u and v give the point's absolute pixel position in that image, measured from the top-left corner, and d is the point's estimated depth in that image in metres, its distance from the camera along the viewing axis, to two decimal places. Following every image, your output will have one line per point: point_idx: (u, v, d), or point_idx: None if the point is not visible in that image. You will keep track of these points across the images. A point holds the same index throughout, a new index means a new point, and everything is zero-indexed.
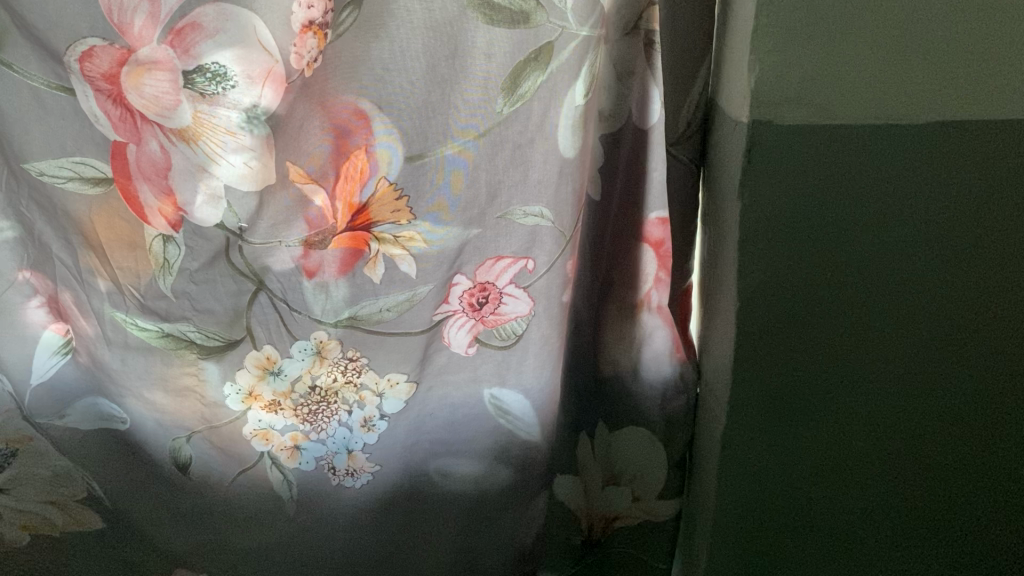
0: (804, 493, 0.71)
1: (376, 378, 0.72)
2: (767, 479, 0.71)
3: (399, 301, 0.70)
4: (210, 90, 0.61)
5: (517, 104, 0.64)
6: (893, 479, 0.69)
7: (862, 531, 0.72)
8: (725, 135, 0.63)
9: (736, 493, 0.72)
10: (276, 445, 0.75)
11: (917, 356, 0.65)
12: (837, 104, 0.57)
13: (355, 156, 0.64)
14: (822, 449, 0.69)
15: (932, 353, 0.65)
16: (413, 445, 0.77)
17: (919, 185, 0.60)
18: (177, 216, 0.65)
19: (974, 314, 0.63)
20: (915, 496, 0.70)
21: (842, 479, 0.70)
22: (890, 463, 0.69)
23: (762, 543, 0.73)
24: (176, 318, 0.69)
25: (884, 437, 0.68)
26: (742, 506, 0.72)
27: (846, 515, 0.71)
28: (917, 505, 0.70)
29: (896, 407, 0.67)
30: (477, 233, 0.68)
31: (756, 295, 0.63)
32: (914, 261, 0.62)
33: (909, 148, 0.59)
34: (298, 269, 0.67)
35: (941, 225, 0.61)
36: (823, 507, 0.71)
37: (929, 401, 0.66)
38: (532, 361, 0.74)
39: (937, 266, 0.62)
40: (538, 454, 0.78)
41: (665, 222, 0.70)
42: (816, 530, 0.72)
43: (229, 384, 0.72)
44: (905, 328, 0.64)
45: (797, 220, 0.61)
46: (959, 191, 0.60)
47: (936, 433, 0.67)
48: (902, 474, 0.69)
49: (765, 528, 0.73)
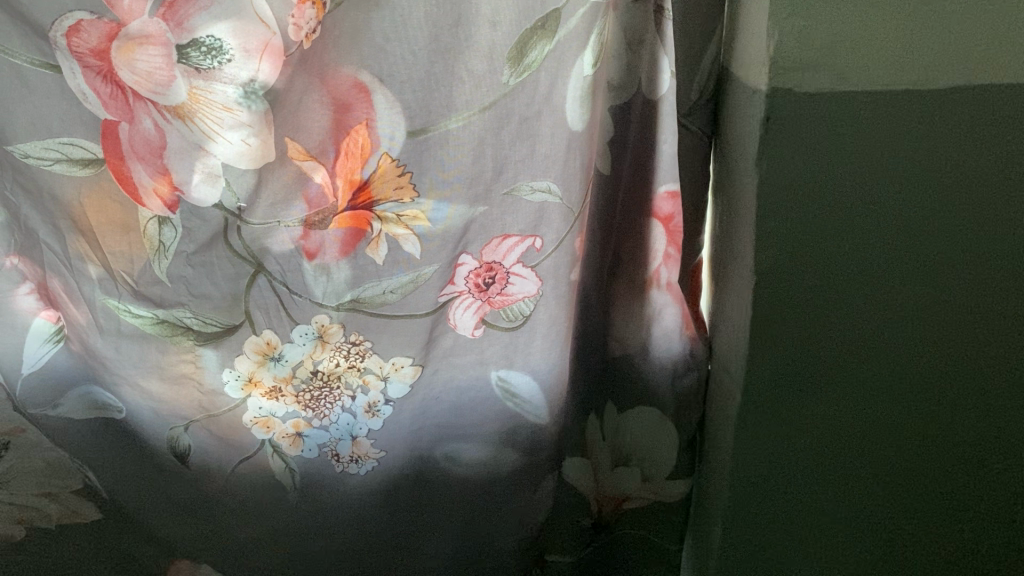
0: (817, 484, 0.70)
1: (379, 362, 0.69)
2: (773, 458, 0.69)
3: (404, 282, 0.67)
4: (206, 65, 0.58)
5: (524, 75, 0.61)
6: (904, 473, 0.69)
7: (863, 523, 0.72)
8: (742, 105, 0.61)
9: (745, 472, 0.70)
10: (277, 433, 0.72)
11: (937, 348, 0.64)
12: (858, 69, 0.55)
13: (356, 131, 0.61)
14: (838, 439, 0.68)
15: (939, 329, 0.63)
16: (419, 430, 0.74)
17: (941, 167, 0.58)
18: (172, 197, 0.62)
19: (982, 290, 0.62)
20: (921, 491, 0.70)
21: (848, 469, 0.69)
22: (903, 456, 0.68)
23: (766, 521, 0.72)
24: (172, 303, 0.66)
25: (899, 429, 0.67)
26: (750, 485, 0.71)
27: (847, 502, 0.71)
28: (924, 500, 0.70)
29: (913, 399, 0.66)
30: (483, 211, 0.66)
31: (773, 274, 0.62)
32: (934, 248, 0.60)
33: (923, 116, 0.57)
34: (298, 250, 0.65)
35: (951, 200, 0.59)
36: (826, 484, 0.70)
37: (935, 382, 0.65)
38: (540, 342, 0.72)
39: (944, 242, 0.60)
40: (546, 437, 0.76)
41: (675, 196, 0.68)
42: (826, 522, 0.72)
43: (228, 370, 0.69)
44: (923, 316, 0.63)
45: (816, 197, 0.59)
46: (970, 161, 0.58)
47: (950, 427, 0.67)
48: (916, 469, 0.69)
49: (770, 506, 0.72)
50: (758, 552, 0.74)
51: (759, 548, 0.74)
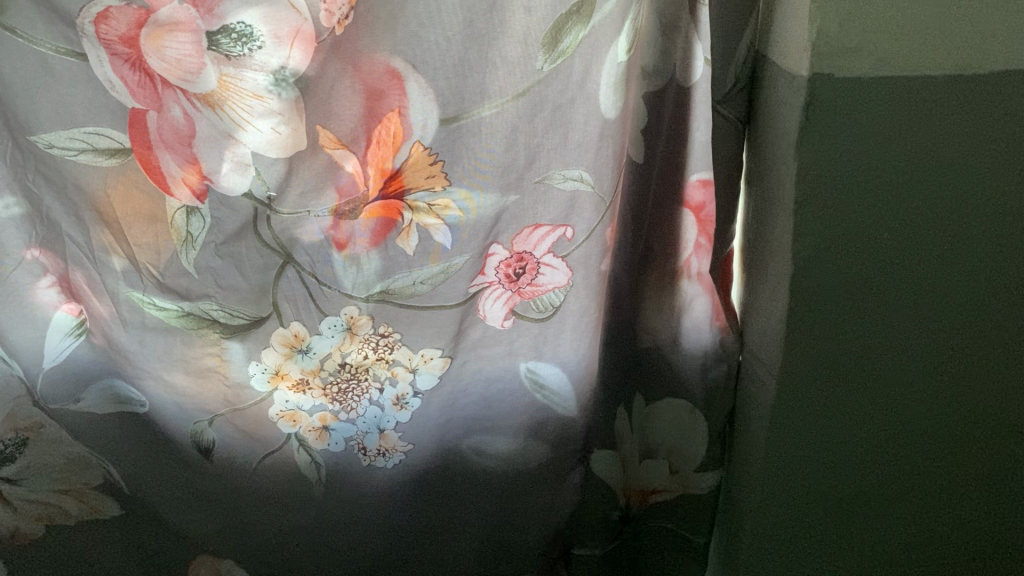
0: (839, 480, 0.70)
1: (408, 354, 0.68)
2: (798, 452, 0.69)
3: (434, 273, 0.65)
4: (236, 52, 0.57)
5: (558, 61, 0.60)
6: (931, 473, 0.69)
7: (883, 519, 0.71)
8: (781, 91, 0.60)
9: (771, 465, 0.70)
10: (303, 426, 0.71)
11: (972, 346, 0.63)
12: (904, 54, 0.54)
13: (388, 119, 0.60)
14: (862, 433, 0.67)
15: (968, 324, 0.62)
16: (446, 423, 0.73)
17: (978, 161, 0.57)
18: (201, 186, 0.61)
19: (1014, 285, 0.61)
20: (940, 487, 0.69)
21: (870, 465, 0.69)
22: (930, 455, 0.68)
23: (788, 517, 0.72)
24: (198, 296, 0.65)
25: (924, 425, 0.67)
26: (775, 479, 0.70)
27: (867, 498, 0.70)
28: (948, 501, 0.70)
29: (946, 397, 0.65)
30: (515, 200, 0.64)
31: (811, 264, 0.61)
32: (967, 244, 0.60)
33: (962, 106, 0.56)
34: (327, 241, 0.63)
35: (985, 193, 0.58)
36: (848, 479, 0.69)
37: (963, 377, 0.64)
38: (570, 333, 0.71)
39: (976, 237, 0.59)
40: (574, 428, 0.76)
41: (707, 184, 0.67)
42: (853, 520, 0.71)
43: (254, 363, 0.68)
44: (957, 315, 0.62)
45: (858, 187, 0.58)
46: (1006, 154, 0.57)
47: (975, 424, 0.66)
48: (944, 469, 0.68)
49: (792, 502, 0.71)
50: (779, 548, 0.73)
51: (780, 544, 0.73)
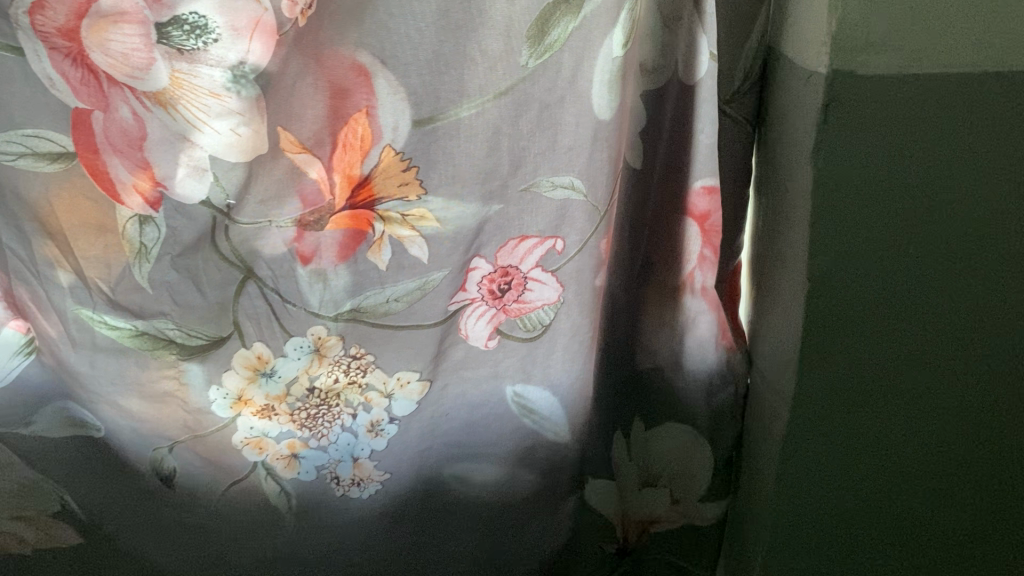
0: (853, 515, 0.63)
1: (382, 378, 0.62)
2: (808, 483, 0.62)
3: (409, 290, 0.59)
4: (189, 46, 0.51)
5: (545, 56, 0.54)
6: (954, 509, 0.62)
7: (899, 557, 0.65)
8: (794, 89, 0.54)
9: (779, 497, 0.63)
10: (271, 454, 0.65)
11: (1007, 377, 0.57)
12: (934, 49, 0.48)
13: (354, 120, 0.54)
14: (879, 465, 0.61)
15: (998, 347, 0.56)
16: (427, 449, 0.67)
17: (1014, 168, 0.51)
18: (154, 194, 0.56)
19: None
20: (963, 525, 0.63)
21: (887, 499, 0.62)
22: (953, 489, 0.61)
23: (796, 553, 0.65)
24: (152, 313, 0.60)
25: (948, 457, 0.60)
26: (783, 512, 0.64)
27: (883, 534, 0.64)
28: (972, 540, 0.63)
29: (977, 430, 0.59)
30: (498, 209, 0.58)
31: (828, 283, 0.55)
32: (998, 259, 0.53)
33: (996, 106, 0.49)
34: (292, 253, 0.57)
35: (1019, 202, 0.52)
36: (863, 514, 0.63)
37: (991, 405, 0.58)
38: (561, 353, 0.65)
39: (1008, 252, 0.53)
40: (566, 456, 0.70)
41: (712, 192, 0.60)
42: (869, 558, 0.65)
43: (215, 388, 0.63)
44: (986, 338, 0.56)
45: (882, 198, 0.52)
46: None
47: (1004, 456, 0.60)
48: (972, 508, 0.62)
49: (801, 536, 0.65)
50: None
51: None
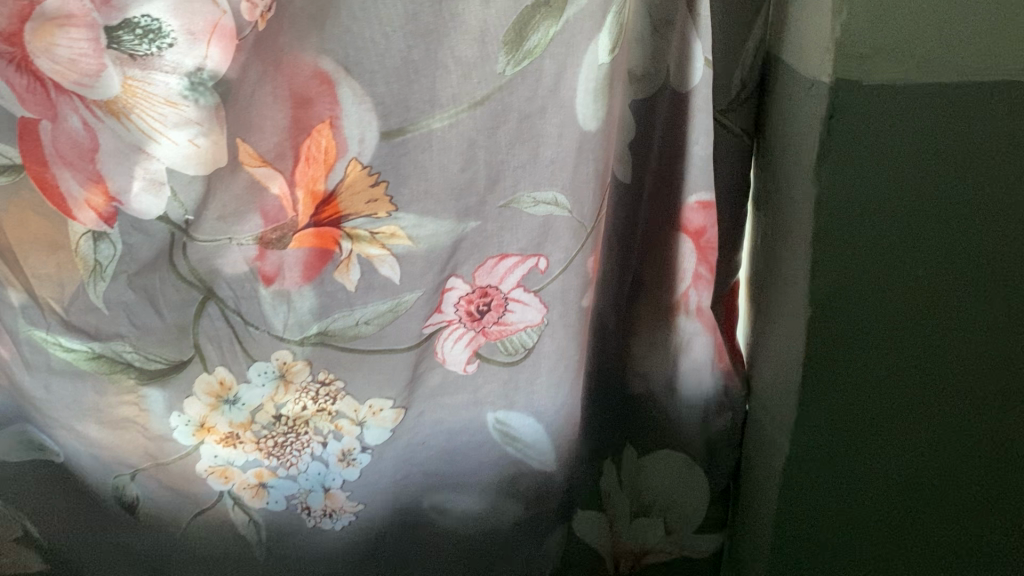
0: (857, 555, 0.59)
1: (353, 405, 0.58)
2: (809, 520, 0.58)
3: (381, 312, 0.55)
4: (142, 51, 0.48)
5: (524, 63, 0.50)
6: (966, 550, 0.58)
7: None
8: (795, 98, 0.49)
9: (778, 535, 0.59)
10: (237, 483, 0.62)
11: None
12: (945, 55, 0.43)
13: (317, 131, 0.50)
14: (885, 502, 0.56)
15: (1012, 376, 0.52)
16: (403, 479, 0.63)
17: None
18: (109, 209, 0.52)
19: None
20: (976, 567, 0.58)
21: (894, 539, 0.58)
22: (965, 529, 0.57)
23: None
24: (108, 335, 0.56)
25: (959, 494, 0.56)
26: (781, 551, 0.60)
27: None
28: None
29: (992, 468, 0.55)
30: (475, 226, 0.54)
31: (831, 307, 0.50)
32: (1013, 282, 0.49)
33: (1012, 117, 0.45)
34: (253, 273, 0.53)
35: None
36: (867, 554, 0.59)
37: (1005, 439, 0.54)
38: (546, 378, 0.61)
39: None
40: (552, 488, 0.65)
41: (708, 207, 0.56)
42: None
43: (176, 414, 0.59)
44: (999, 367, 0.51)
45: (890, 215, 0.48)
46: None
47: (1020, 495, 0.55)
48: (986, 549, 0.57)
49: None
50: None
51: None
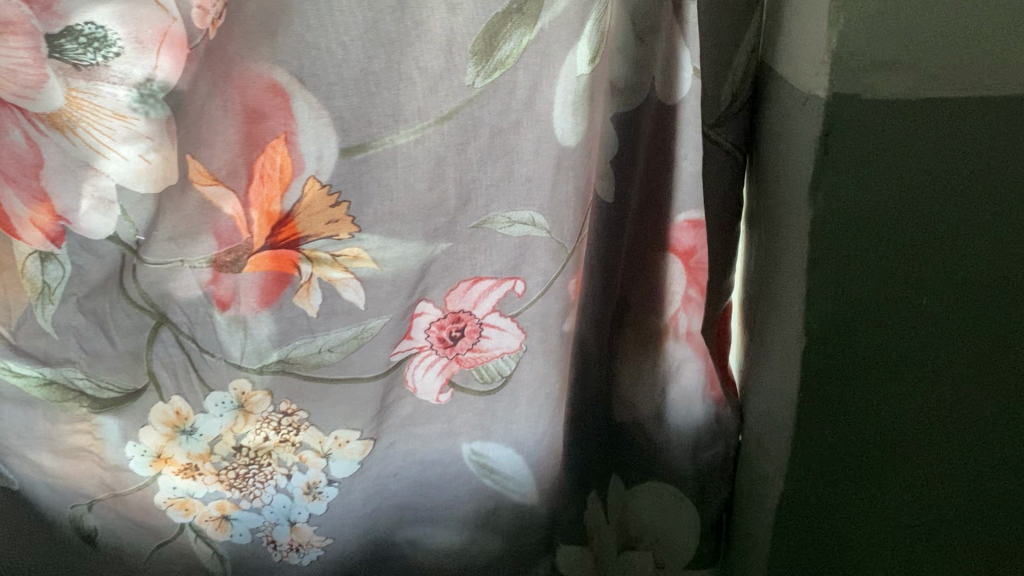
0: None
1: (318, 437, 0.55)
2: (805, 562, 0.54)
3: (345, 339, 0.52)
4: (87, 60, 0.44)
5: (495, 74, 0.46)
6: None
7: None
8: (789, 113, 0.46)
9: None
10: (199, 516, 0.58)
11: None
12: (950, 69, 0.40)
13: (271, 148, 0.47)
14: (887, 545, 0.52)
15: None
16: (374, 512, 0.60)
17: None
18: (55, 228, 0.48)
19: None
20: None
21: None
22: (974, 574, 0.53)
23: None
24: (58, 360, 0.53)
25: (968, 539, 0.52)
26: None
27: None
28: None
29: (1001, 513, 0.50)
30: (445, 247, 0.51)
31: (827, 338, 0.47)
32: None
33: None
34: (207, 298, 0.50)
35: None
36: None
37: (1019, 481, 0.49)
38: (525, 407, 0.57)
39: None
40: (534, 520, 0.62)
41: (697, 225, 0.53)
42: None
43: (132, 444, 0.56)
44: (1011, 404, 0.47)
45: (891, 241, 0.44)
46: None
47: None
48: None
49: None
50: None
51: None
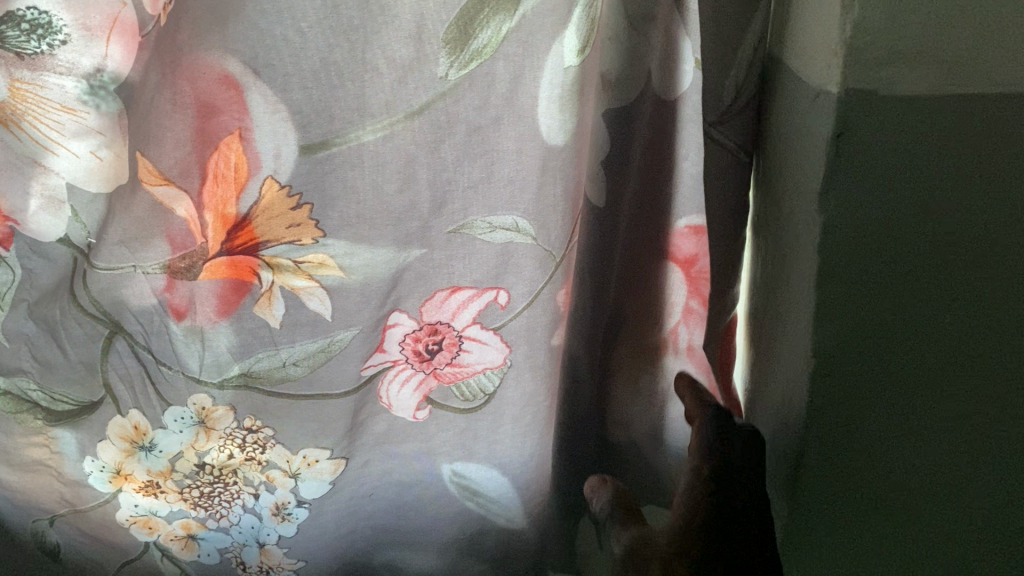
0: None
1: (285, 455, 0.51)
2: None
3: (311, 352, 0.48)
4: (31, 49, 0.40)
5: (471, 65, 0.42)
6: None
7: None
8: (801, 109, 0.40)
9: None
10: (163, 535, 0.54)
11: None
12: (967, 57, 0.35)
13: (225, 146, 0.43)
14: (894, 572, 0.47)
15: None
16: (349, 535, 0.56)
17: None
18: (3, 229, 0.44)
19: None
20: None
21: None
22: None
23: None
24: (10, 369, 0.48)
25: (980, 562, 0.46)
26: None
27: None
28: None
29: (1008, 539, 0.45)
30: (419, 254, 0.47)
31: (836, 363, 0.41)
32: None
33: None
34: (162, 307, 0.46)
35: None
36: None
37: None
38: (509, 426, 0.53)
39: None
40: (523, 545, 0.58)
41: (700, 232, 0.49)
42: None
43: (89, 459, 0.51)
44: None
45: (900, 248, 0.39)
46: None
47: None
48: None
49: None
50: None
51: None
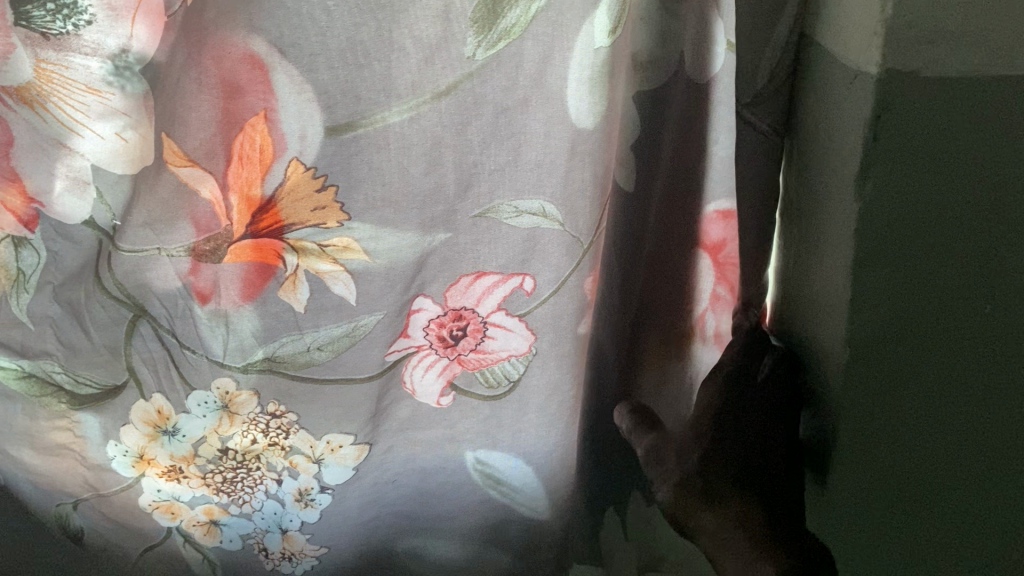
0: None
1: (309, 441, 0.51)
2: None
3: (336, 337, 0.48)
4: (57, 29, 0.39)
5: (499, 44, 0.41)
6: None
7: None
8: (830, 93, 0.39)
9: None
10: (186, 521, 0.54)
11: None
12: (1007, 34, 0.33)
13: (250, 126, 0.42)
14: None
15: None
16: (373, 520, 0.56)
17: None
18: (28, 211, 0.44)
19: None
20: None
21: None
22: None
23: None
24: (36, 352, 0.48)
25: None
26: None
27: None
28: None
29: None
30: (445, 238, 0.46)
31: (866, 355, 0.40)
32: None
33: None
34: (186, 290, 0.45)
35: None
36: None
37: None
38: (534, 414, 0.52)
39: None
40: (546, 534, 0.57)
41: (729, 217, 0.48)
42: None
43: (112, 443, 0.51)
44: None
45: (930, 233, 0.37)
46: None
47: None
48: None
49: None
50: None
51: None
